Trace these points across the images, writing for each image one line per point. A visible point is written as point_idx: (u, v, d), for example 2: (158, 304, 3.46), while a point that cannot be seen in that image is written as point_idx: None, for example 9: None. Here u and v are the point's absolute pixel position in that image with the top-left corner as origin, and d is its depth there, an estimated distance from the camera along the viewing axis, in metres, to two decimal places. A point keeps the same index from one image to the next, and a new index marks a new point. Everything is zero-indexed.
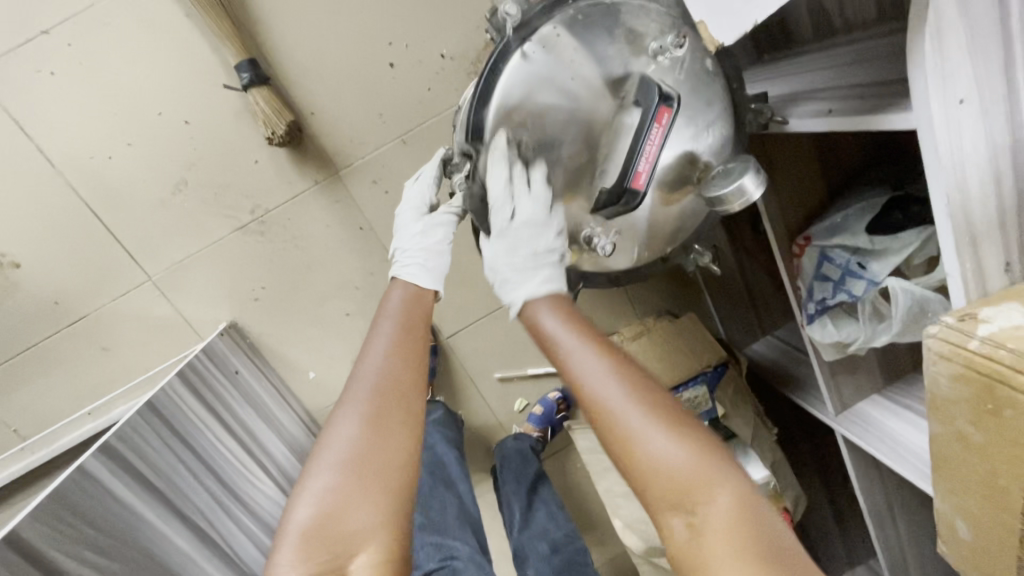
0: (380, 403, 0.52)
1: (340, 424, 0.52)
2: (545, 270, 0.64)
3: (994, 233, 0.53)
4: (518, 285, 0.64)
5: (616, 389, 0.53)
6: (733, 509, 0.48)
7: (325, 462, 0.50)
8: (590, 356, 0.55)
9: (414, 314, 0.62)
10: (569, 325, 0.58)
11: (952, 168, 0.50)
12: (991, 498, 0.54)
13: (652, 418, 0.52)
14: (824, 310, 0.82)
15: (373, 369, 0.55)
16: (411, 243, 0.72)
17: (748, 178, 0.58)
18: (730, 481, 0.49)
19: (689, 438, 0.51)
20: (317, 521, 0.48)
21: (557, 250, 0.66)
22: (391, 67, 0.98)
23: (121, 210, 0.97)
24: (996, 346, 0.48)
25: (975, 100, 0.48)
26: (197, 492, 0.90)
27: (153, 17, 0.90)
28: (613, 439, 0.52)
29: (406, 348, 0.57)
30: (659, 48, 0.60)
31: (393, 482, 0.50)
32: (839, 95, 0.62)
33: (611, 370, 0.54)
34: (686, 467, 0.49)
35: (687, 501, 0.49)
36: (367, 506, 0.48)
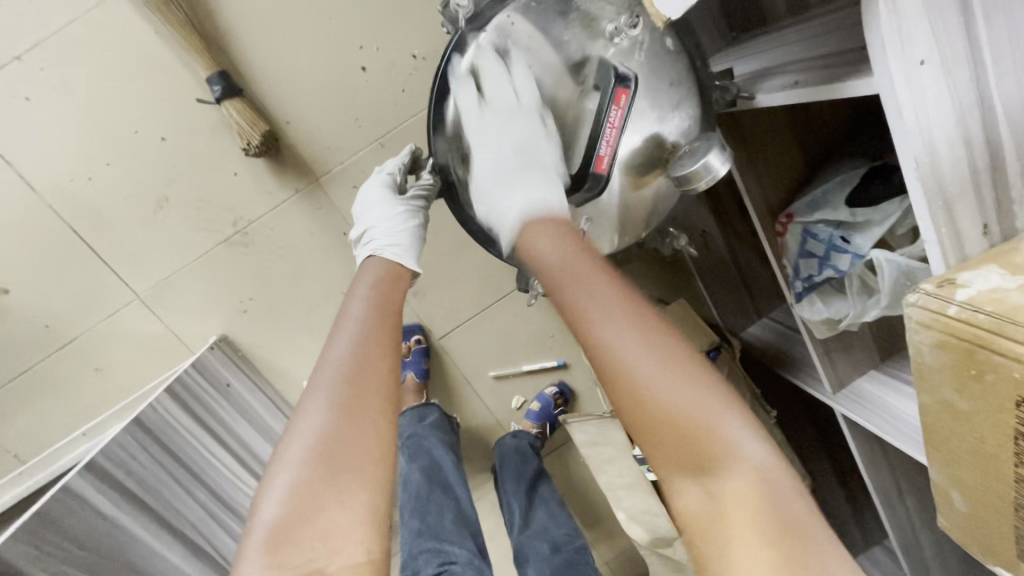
0: (349, 390, 0.52)
1: (310, 415, 0.51)
2: (538, 174, 0.61)
3: (968, 195, 0.51)
4: (514, 196, 0.60)
5: (621, 326, 0.50)
6: (752, 476, 0.44)
7: (296, 454, 0.49)
8: (591, 284, 0.52)
9: (386, 298, 0.60)
10: (575, 252, 0.54)
11: (919, 132, 0.49)
12: (983, 466, 0.53)
13: (660, 360, 0.48)
14: (811, 287, 0.81)
15: (344, 358, 0.54)
16: (388, 223, 0.70)
17: (712, 155, 0.58)
18: (740, 430, 0.46)
19: (704, 388, 0.47)
20: (285, 517, 0.46)
21: (551, 158, 0.63)
22: (363, 71, 0.98)
23: (105, 229, 0.97)
24: (972, 309, 0.47)
25: (936, 61, 0.47)
26: (188, 505, 0.98)
27: (123, 35, 0.90)
28: (615, 376, 0.49)
29: (378, 335, 0.56)
30: (614, 30, 0.59)
31: (370, 474, 0.49)
32: (805, 67, 0.61)
33: (614, 304, 0.51)
34: (694, 410, 0.46)
35: (693, 450, 0.46)
36: (344, 497, 0.47)
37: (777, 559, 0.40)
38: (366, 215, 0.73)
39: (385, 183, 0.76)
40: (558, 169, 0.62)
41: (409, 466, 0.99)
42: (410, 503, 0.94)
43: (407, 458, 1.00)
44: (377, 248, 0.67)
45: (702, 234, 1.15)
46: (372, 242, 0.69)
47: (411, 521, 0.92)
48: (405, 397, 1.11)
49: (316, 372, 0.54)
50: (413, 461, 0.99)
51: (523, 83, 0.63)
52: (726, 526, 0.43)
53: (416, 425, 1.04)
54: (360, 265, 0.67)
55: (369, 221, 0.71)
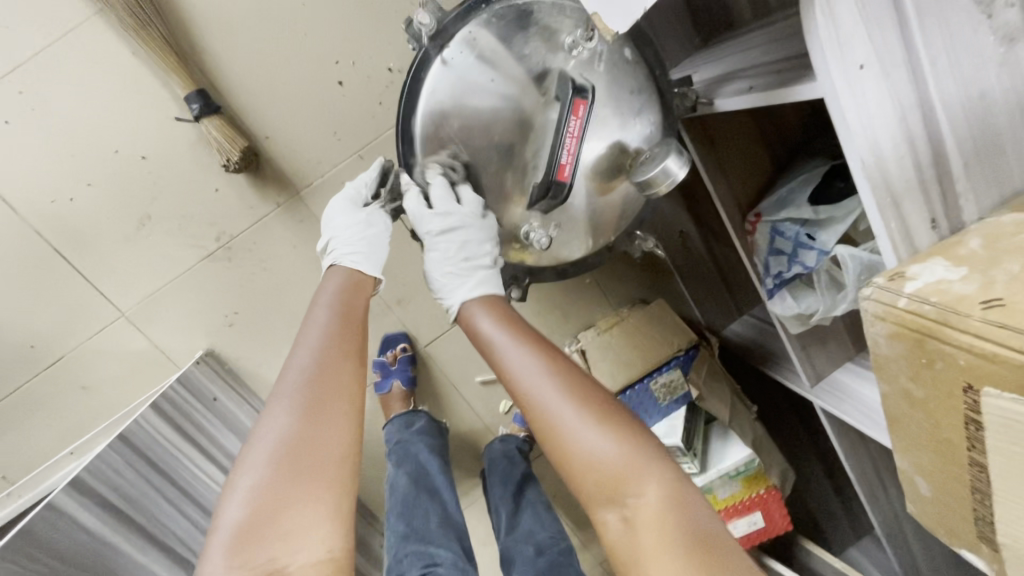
0: (313, 395, 0.53)
1: (273, 420, 0.52)
2: (479, 275, 0.66)
3: (914, 192, 0.54)
4: (453, 291, 0.66)
5: (544, 380, 0.55)
6: (663, 496, 0.49)
7: (260, 456, 0.50)
8: (521, 349, 0.57)
9: (351, 307, 0.62)
10: (501, 323, 0.61)
11: (863, 134, 0.51)
12: (941, 451, 0.55)
13: (585, 412, 0.53)
14: (783, 284, 0.83)
15: (308, 367, 0.55)
16: (350, 232, 0.72)
17: (670, 160, 0.61)
18: (662, 470, 0.51)
19: (615, 426, 0.53)
20: (247, 519, 0.47)
21: (490, 257, 0.67)
22: (340, 85, 1.00)
23: (88, 248, 0.98)
24: (920, 301, 0.49)
25: (875, 66, 0.50)
26: (176, 519, 0.99)
27: (102, 57, 0.92)
28: (546, 433, 0.54)
29: (344, 342, 0.58)
30: (572, 43, 0.62)
31: (334, 475, 0.51)
32: (759, 72, 0.63)
33: (542, 366, 0.56)
34: (618, 457, 0.51)
35: (617, 494, 0.50)
36: (308, 497, 0.49)
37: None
38: (329, 226, 0.74)
39: (350, 196, 0.77)
40: (495, 263, 0.68)
41: (396, 472, 1.00)
42: (396, 508, 0.95)
43: (395, 464, 1.02)
44: (338, 257, 0.69)
45: (680, 235, 1.17)
46: (334, 252, 0.70)
47: (397, 525, 0.93)
48: (392, 405, 1.12)
49: (280, 379, 0.55)
50: (400, 467, 1.01)
51: (466, 192, 0.67)
52: (649, 551, 0.47)
53: (403, 432, 1.06)
54: (324, 275, 0.69)
55: (332, 232, 0.73)
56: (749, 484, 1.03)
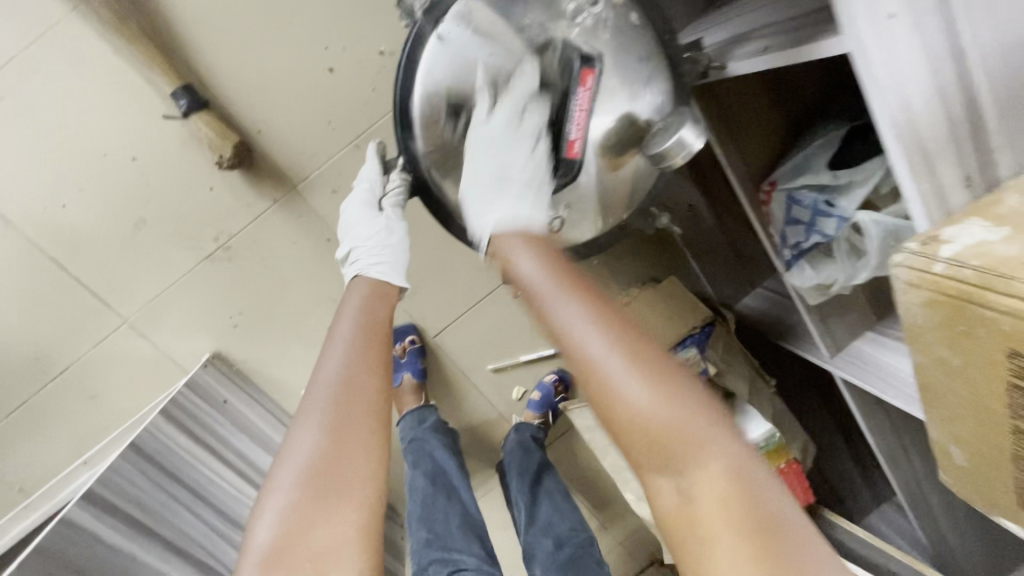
0: (339, 413, 0.51)
1: (300, 438, 0.50)
2: (511, 196, 0.59)
3: (947, 149, 0.51)
4: (490, 210, 0.59)
5: (594, 333, 0.50)
6: (720, 469, 0.46)
7: (288, 474, 0.49)
8: (565, 300, 0.51)
9: (374, 318, 0.59)
10: (542, 262, 0.54)
11: (892, 88, 0.49)
12: (980, 422, 0.53)
13: (635, 371, 0.48)
14: (801, 254, 0.80)
15: (336, 381, 0.53)
16: (375, 242, 0.68)
17: (685, 130, 0.58)
18: (717, 433, 0.47)
19: (671, 387, 0.48)
20: (279, 542, 0.46)
21: (527, 175, 0.60)
22: (331, 72, 0.96)
23: (84, 256, 0.96)
24: (958, 265, 0.46)
25: (907, 14, 0.46)
26: (195, 526, 0.98)
27: (81, 55, 0.88)
28: (593, 390, 0.49)
29: (368, 357, 0.55)
30: (576, 9, 0.59)
31: (360, 495, 0.48)
32: (773, 31, 0.59)
33: (591, 317, 0.50)
34: (669, 420, 0.47)
35: (668, 459, 0.47)
36: (335, 514, 0.47)
37: (750, 556, 0.42)
38: (350, 234, 0.71)
39: (366, 198, 0.74)
40: (536, 188, 0.60)
41: (413, 473, 0.99)
42: (417, 511, 0.94)
43: (411, 463, 1.00)
44: (362, 268, 0.66)
45: (688, 208, 1.14)
46: (358, 262, 0.67)
47: (419, 531, 0.92)
48: (404, 399, 1.10)
49: (307, 395, 0.53)
50: (417, 467, 0.99)
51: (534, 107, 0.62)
52: (707, 525, 0.45)
53: (416, 429, 1.03)
54: (347, 286, 0.65)
55: (354, 240, 0.70)
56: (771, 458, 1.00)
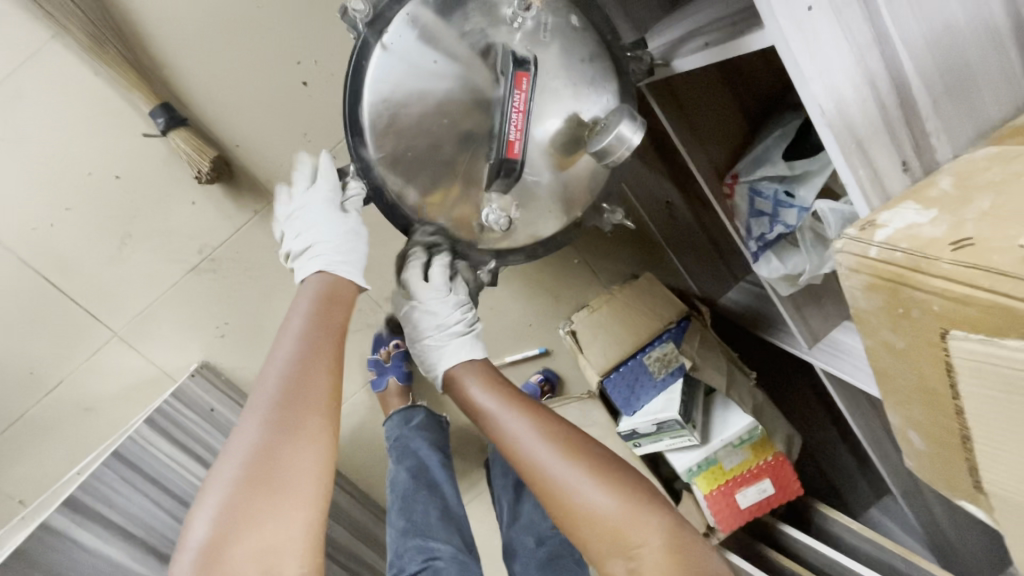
0: (286, 413, 0.53)
1: (244, 434, 0.52)
2: (453, 345, 0.75)
3: (879, 134, 0.51)
4: (440, 358, 0.75)
5: (540, 441, 0.63)
6: (660, 545, 0.57)
7: (229, 474, 0.50)
8: (516, 419, 0.66)
9: (328, 318, 0.61)
10: (493, 392, 0.70)
11: (821, 81, 0.49)
12: (930, 405, 0.53)
13: (578, 468, 0.61)
14: (767, 245, 0.81)
15: (283, 380, 0.54)
16: (341, 242, 0.71)
17: (623, 125, 0.59)
18: (653, 515, 0.59)
19: (614, 484, 0.60)
20: (216, 537, 0.47)
21: (458, 322, 0.76)
22: (305, 86, 0.99)
23: (73, 272, 0.99)
24: (890, 248, 0.47)
25: (824, 5, 0.48)
26: (178, 532, 1.01)
27: (64, 80, 0.91)
28: (546, 489, 0.62)
29: (319, 357, 0.57)
30: (513, 15, 0.61)
31: (307, 494, 0.51)
32: (713, 28, 0.61)
33: (537, 430, 0.64)
34: (611, 510, 0.58)
35: (617, 543, 0.58)
36: (281, 516, 0.49)
37: None
38: (311, 229, 0.72)
39: (327, 199, 0.75)
40: (468, 329, 0.77)
41: (396, 468, 1.00)
42: (396, 504, 0.94)
43: (395, 459, 1.02)
44: (329, 264, 0.68)
45: (666, 205, 1.14)
46: (321, 258, 0.69)
47: (397, 520, 0.92)
48: (390, 401, 1.12)
49: (254, 392, 0.54)
50: (400, 462, 1.00)
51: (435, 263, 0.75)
52: None
53: (402, 428, 1.06)
54: (302, 281, 0.67)
55: (315, 237, 0.71)
56: (755, 452, 1.04)
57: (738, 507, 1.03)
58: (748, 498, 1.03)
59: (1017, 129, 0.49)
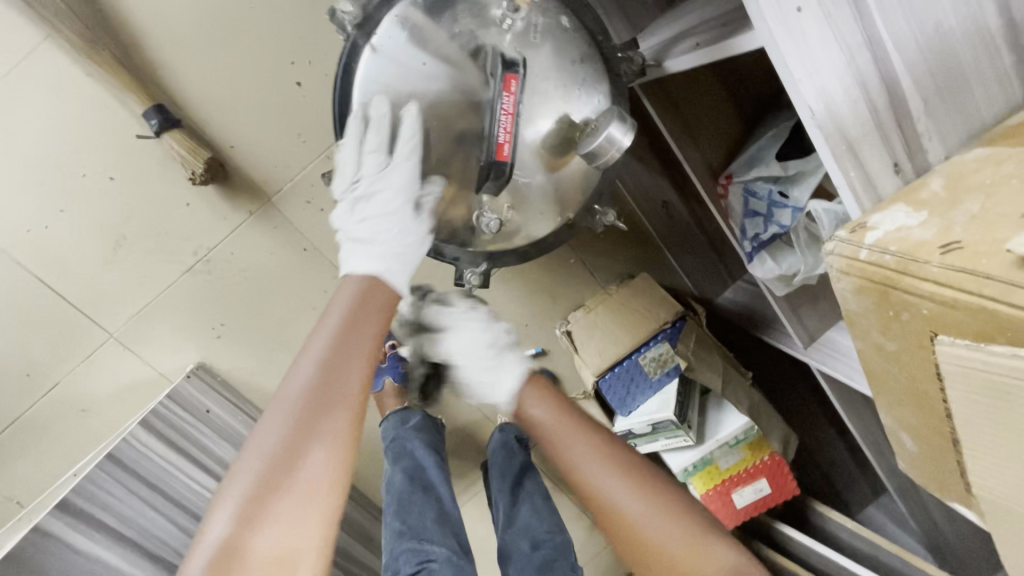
0: (308, 420, 0.54)
1: (266, 435, 0.53)
2: (505, 363, 0.91)
3: (871, 136, 0.51)
4: (499, 378, 0.90)
5: (602, 467, 0.78)
6: (711, 561, 0.68)
7: (249, 474, 0.52)
8: (581, 444, 0.82)
9: (360, 321, 0.59)
10: (557, 416, 0.87)
11: (810, 82, 0.49)
12: (922, 408, 0.52)
13: (638, 492, 0.75)
14: (761, 246, 0.80)
15: (307, 387, 0.55)
16: (407, 250, 0.65)
17: (613, 127, 0.59)
18: (702, 535, 0.70)
19: (668, 505, 0.73)
20: (235, 535, 0.50)
21: (496, 341, 0.92)
22: (299, 86, 0.99)
23: (68, 274, 0.99)
24: (880, 251, 0.46)
25: (814, 6, 0.47)
26: (171, 534, 1.04)
27: (56, 82, 0.91)
28: (610, 508, 0.75)
29: (347, 365, 0.56)
30: (502, 17, 0.61)
31: (321, 500, 0.53)
32: (704, 29, 0.61)
33: (600, 457, 0.79)
34: (668, 529, 0.71)
35: (673, 560, 0.69)
36: (299, 521, 0.52)
37: None
38: (378, 221, 0.64)
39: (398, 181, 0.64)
40: (507, 347, 0.93)
41: (393, 469, 1.00)
42: (392, 505, 0.95)
43: (392, 459, 1.01)
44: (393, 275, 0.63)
45: (662, 205, 1.14)
46: (384, 261, 0.63)
47: (393, 522, 0.92)
48: (386, 402, 1.13)
49: (281, 392, 0.55)
50: (397, 463, 1.00)
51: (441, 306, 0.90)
52: None
53: (398, 429, 1.05)
54: (342, 275, 0.64)
55: (380, 231, 0.64)
56: (750, 451, 1.04)
57: (735, 506, 1.06)
58: (745, 496, 1.05)
59: (1010, 131, 0.49)
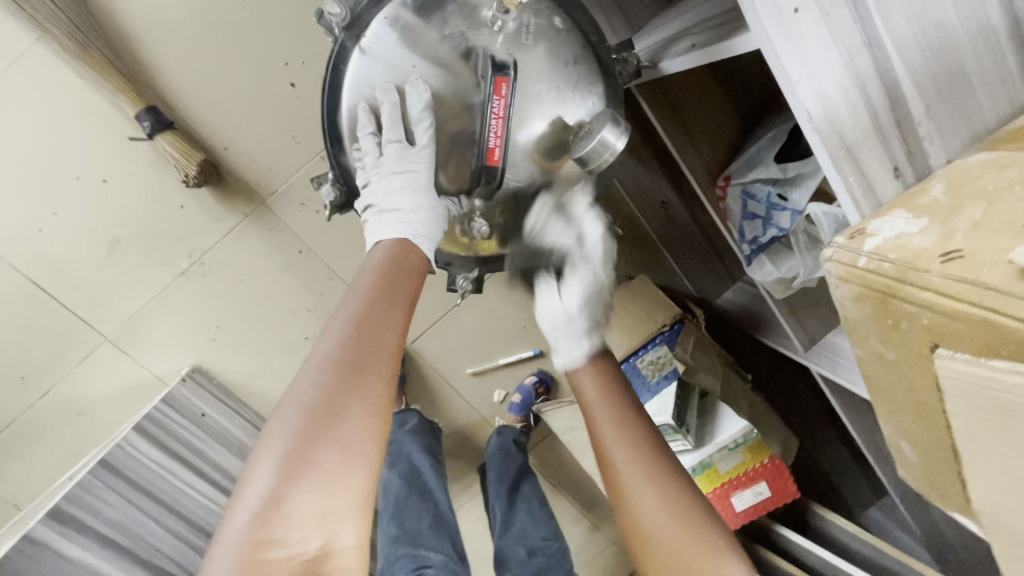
0: (350, 373, 0.49)
1: (303, 387, 0.48)
2: None
3: (870, 140, 0.50)
4: None
5: (642, 481, 0.60)
6: None
7: (289, 427, 0.47)
8: (622, 446, 0.62)
9: (394, 281, 0.56)
10: (606, 398, 0.66)
11: (808, 85, 0.47)
12: (922, 417, 0.51)
13: (682, 524, 0.57)
14: (760, 249, 0.80)
15: (347, 340, 0.50)
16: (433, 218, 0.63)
17: (606, 131, 0.58)
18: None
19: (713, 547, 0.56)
20: (278, 489, 0.45)
21: None
22: (293, 87, 0.97)
23: (62, 277, 0.98)
24: (879, 258, 0.45)
25: (810, 7, 0.46)
26: (162, 539, 1.03)
27: (47, 83, 0.90)
28: (639, 528, 0.59)
29: (388, 317, 0.53)
30: (493, 18, 0.59)
31: (367, 455, 0.49)
32: (700, 29, 0.60)
33: (643, 468, 0.61)
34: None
35: None
36: (345, 476, 0.47)
37: None
38: (403, 189, 0.62)
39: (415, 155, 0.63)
40: None
41: (389, 473, 1.00)
42: (388, 509, 0.95)
43: (388, 463, 1.01)
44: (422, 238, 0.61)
45: (661, 205, 1.12)
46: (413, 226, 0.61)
47: (389, 527, 0.92)
48: None
49: (319, 343, 0.51)
50: (393, 467, 1.00)
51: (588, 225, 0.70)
52: None
53: (395, 431, 1.02)
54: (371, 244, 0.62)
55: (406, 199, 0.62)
56: (750, 455, 1.03)
57: (733, 510, 1.03)
58: (743, 501, 1.03)
59: (1013, 134, 0.48)
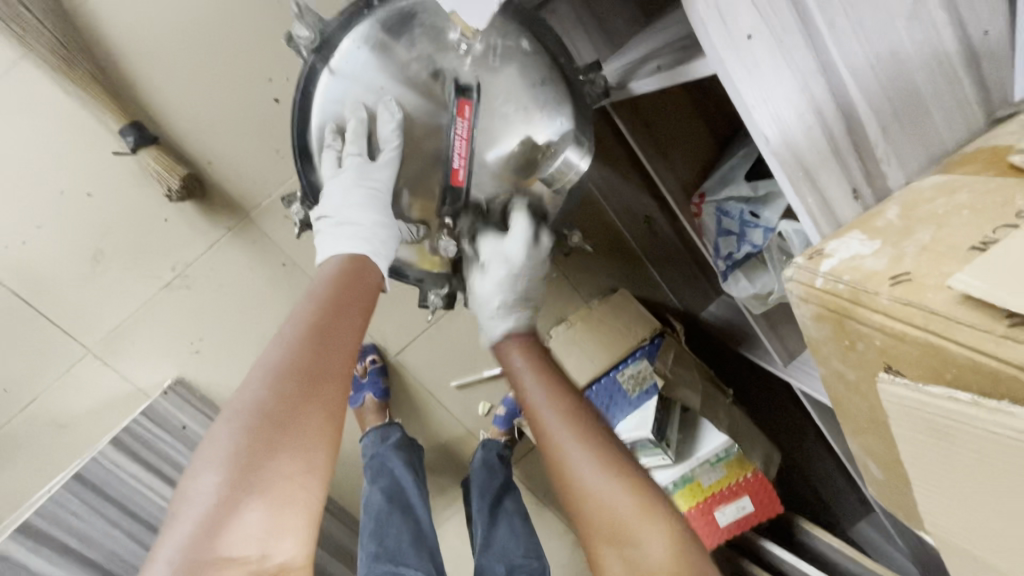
0: (301, 379, 0.50)
1: (254, 390, 0.50)
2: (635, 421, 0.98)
3: (829, 162, 0.50)
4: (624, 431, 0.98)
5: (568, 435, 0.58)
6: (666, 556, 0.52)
7: (237, 429, 0.48)
8: (546, 399, 0.60)
9: (353, 293, 0.58)
10: (534, 366, 0.64)
11: (763, 108, 0.48)
12: (885, 436, 0.51)
13: (610, 476, 0.55)
14: (735, 265, 0.80)
15: (298, 345, 0.52)
16: (386, 237, 0.64)
17: (571, 151, 0.66)
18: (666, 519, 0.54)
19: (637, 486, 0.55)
20: (222, 493, 0.46)
21: None
22: (276, 102, 0.98)
23: (45, 290, 0.99)
24: (835, 280, 0.45)
25: (765, 33, 0.47)
26: (134, 552, 1.05)
27: (33, 99, 0.91)
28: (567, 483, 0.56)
29: (343, 327, 0.55)
30: (459, 40, 0.60)
31: (316, 459, 0.50)
32: (666, 51, 0.61)
33: (572, 429, 0.58)
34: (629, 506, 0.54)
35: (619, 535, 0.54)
36: (293, 484, 0.48)
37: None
38: (355, 209, 0.63)
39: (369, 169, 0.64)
40: None
41: (371, 487, 0.99)
42: (368, 526, 0.94)
43: (370, 480, 1.01)
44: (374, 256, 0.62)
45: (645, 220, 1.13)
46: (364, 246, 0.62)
47: (368, 544, 0.91)
48: (366, 418, 1.11)
49: (270, 350, 0.52)
50: (375, 482, 1.00)
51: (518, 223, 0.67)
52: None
53: (377, 446, 1.04)
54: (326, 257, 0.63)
55: (356, 217, 0.63)
56: (733, 470, 1.03)
57: (718, 525, 1.03)
58: (726, 516, 1.03)
59: (968, 156, 0.49)
